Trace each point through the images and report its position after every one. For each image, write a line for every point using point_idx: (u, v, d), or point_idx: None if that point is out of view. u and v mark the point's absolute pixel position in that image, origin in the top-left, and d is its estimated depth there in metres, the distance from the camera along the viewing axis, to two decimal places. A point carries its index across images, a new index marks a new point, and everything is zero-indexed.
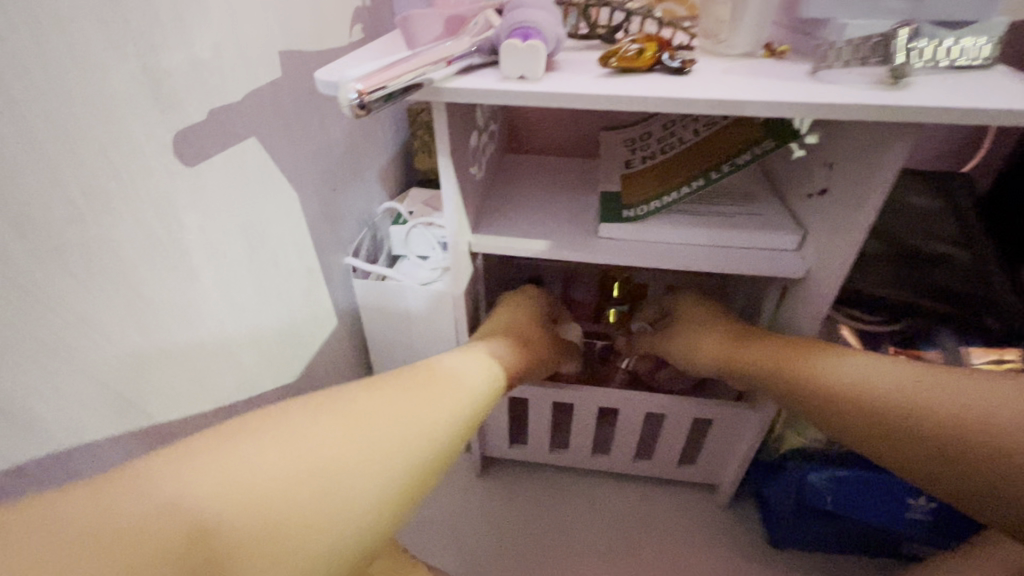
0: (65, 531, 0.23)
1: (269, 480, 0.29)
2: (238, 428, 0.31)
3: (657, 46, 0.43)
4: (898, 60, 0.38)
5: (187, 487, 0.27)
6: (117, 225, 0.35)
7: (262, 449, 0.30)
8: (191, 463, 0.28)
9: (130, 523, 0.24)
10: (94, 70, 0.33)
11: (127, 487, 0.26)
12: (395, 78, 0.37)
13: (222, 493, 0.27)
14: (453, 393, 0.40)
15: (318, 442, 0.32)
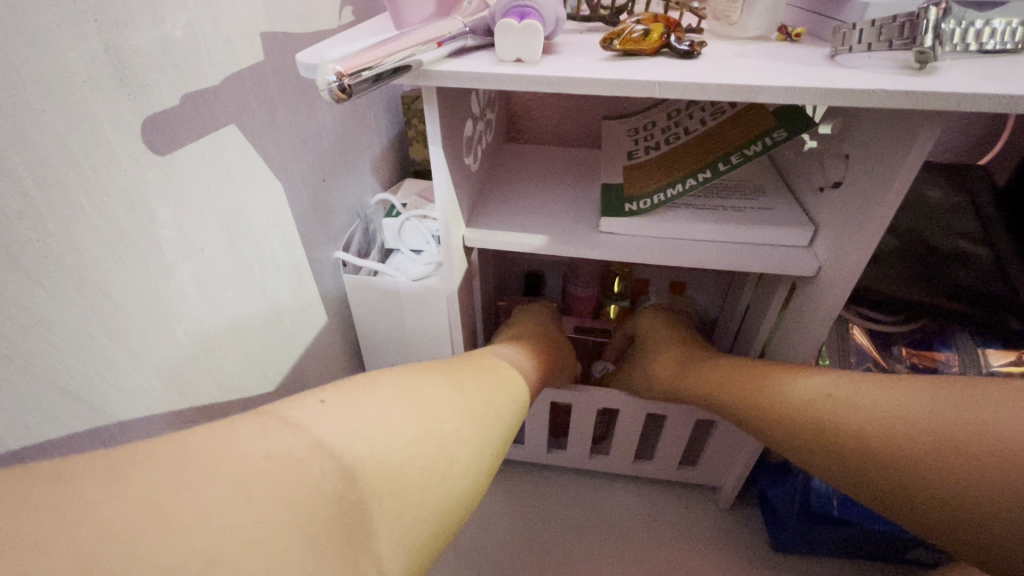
0: (242, 457, 0.26)
1: (375, 435, 0.31)
2: (363, 385, 0.35)
3: (664, 26, 0.40)
4: (926, 41, 0.35)
5: (332, 429, 0.30)
6: (78, 218, 0.32)
7: (384, 403, 0.34)
8: (329, 411, 0.31)
9: (294, 454, 0.27)
10: (49, 50, 0.30)
11: (281, 430, 0.29)
12: (379, 60, 0.34)
13: (359, 434, 0.31)
14: (510, 388, 0.45)
15: (425, 405, 0.35)
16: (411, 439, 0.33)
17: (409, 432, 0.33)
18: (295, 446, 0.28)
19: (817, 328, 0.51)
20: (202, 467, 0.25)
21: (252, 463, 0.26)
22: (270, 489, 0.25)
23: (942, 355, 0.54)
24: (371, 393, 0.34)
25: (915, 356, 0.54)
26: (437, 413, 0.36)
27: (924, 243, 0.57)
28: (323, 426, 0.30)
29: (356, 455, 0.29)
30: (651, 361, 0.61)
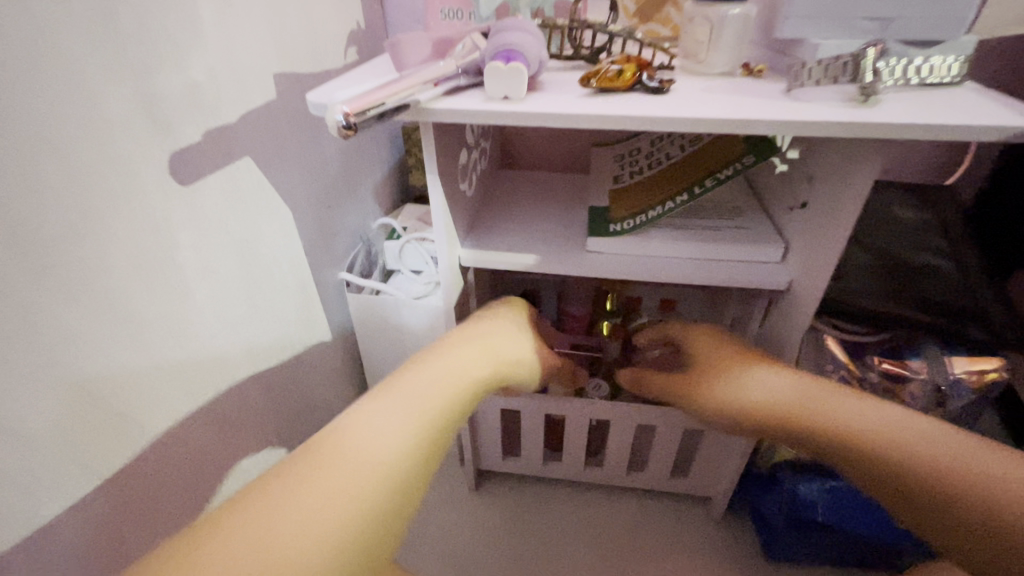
0: (315, 497, 0.29)
1: (339, 502, 0.30)
2: (315, 445, 0.33)
3: (637, 66, 0.44)
4: (865, 79, 0.40)
5: (291, 517, 0.28)
6: (110, 242, 0.36)
7: (406, 403, 0.36)
8: (284, 495, 0.29)
9: (350, 476, 0.31)
10: (89, 96, 0.34)
11: (245, 535, 0.27)
12: (383, 100, 0.38)
13: (395, 441, 0.34)
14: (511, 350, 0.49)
15: (438, 393, 0.38)
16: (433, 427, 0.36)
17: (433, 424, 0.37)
18: (345, 472, 0.31)
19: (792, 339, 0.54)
20: (284, 516, 0.28)
21: (329, 498, 0.29)
22: (350, 516, 0.29)
23: (912, 362, 0.55)
24: (320, 453, 0.32)
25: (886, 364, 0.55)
26: (452, 396, 0.39)
27: (893, 258, 0.61)
28: (280, 516, 0.28)
29: (401, 460, 0.33)
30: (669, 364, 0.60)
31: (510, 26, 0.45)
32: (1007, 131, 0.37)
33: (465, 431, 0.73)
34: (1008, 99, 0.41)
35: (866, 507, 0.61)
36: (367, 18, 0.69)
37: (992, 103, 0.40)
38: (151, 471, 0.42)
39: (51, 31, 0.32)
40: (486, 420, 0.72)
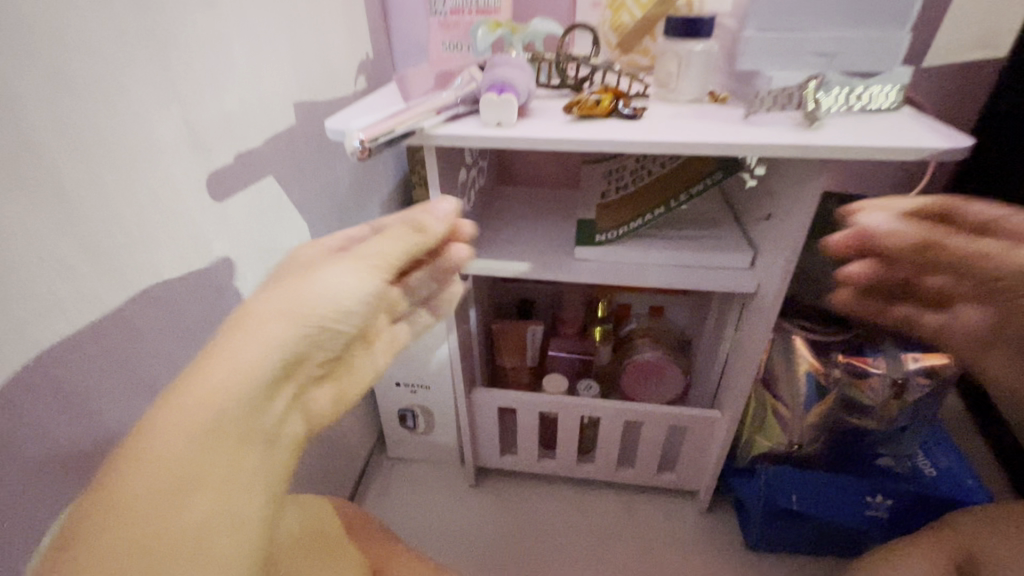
0: (174, 462, 0.26)
1: (255, 397, 0.29)
2: (195, 369, 0.28)
3: (614, 96, 0.51)
4: (809, 106, 0.46)
5: (202, 416, 0.27)
6: (160, 251, 0.42)
7: (299, 306, 0.31)
8: (188, 406, 0.27)
9: (211, 415, 0.27)
10: (148, 127, 0.40)
11: (157, 454, 0.26)
12: (393, 127, 0.45)
13: (259, 368, 0.29)
14: (391, 251, 0.36)
15: (283, 318, 0.31)
16: (287, 355, 0.30)
17: (279, 356, 0.30)
18: (189, 411, 0.27)
19: (761, 337, 0.59)
20: (147, 489, 0.25)
21: (191, 459, 0.26)
22: (243, 459, 0.28)
23: (872, 359, 0.61)
24: (211, 362, 0.29)
25: (851, 361, 0.62)
26: (307, 320, 0.32)
27: None
28: (183, 430, 0.27)
29: (275, 386, 0.30)
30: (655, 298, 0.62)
31: (503, 62, 0.51)
32: (929, 151, 0.42)
33: (464, 428, 0.78)
34: (936, 122, 0.47)
35: (832, 492, 0.66)
36: (375, 49, 0.76)
37: (922, 126, 0.46)
38: None
39: (119, 74, 0.38)
40: (484, 418, 0.78)
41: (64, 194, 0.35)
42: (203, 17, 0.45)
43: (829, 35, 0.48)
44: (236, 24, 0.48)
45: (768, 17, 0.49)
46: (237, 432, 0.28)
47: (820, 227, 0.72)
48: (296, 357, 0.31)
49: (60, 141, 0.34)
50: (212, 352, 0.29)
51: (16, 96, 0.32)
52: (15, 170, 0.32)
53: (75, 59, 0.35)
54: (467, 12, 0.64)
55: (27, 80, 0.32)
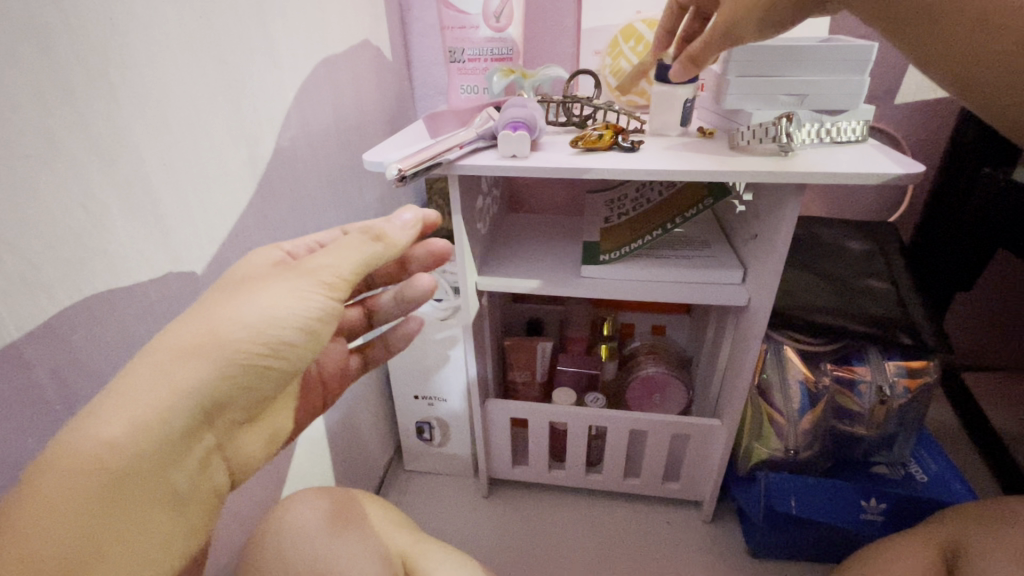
0: (74, 523, 0.29)
1: (162, 437, 0.31)
2: (106, 402, 0.30)
3: (614, 131, 0.58)
4: (783, 139, 0.53)
5: (112, 451, 0.30)
6: (224, 264, 0.49)
7: (218, 349, 0.33)
8: (94, 439, 0.29)
9: (108, 477, 0.30)
10: (223, 160, 0.48)
11: (66, 480, 0.29)
12: (424, 159, 0.52)
13: (169, 426, 0.31)
14: (344, 266, 0.38)
15: (207, 360, 0.32)
16: (202, 405, 0.32)
17: (184, 408, 0.32)
18: (89, 470, 0.29)
19: (754, 346, 0.64)
20: (50, 539, 0.28)
21: (89, 521, 0.29)
22: (150, 515, 0.32)
23: (858, 368, 0.67)
24: (127, 395, 0.31)
25: (839, 371, 0.67)
26: (232, 362, 0.33)
27: (842, 280, 0.72)
28: (89, 464, 0.29)
29: (187, 443, 0.33)
30: (641, 297, 0.68)
31: (518, 103, 0.59)
32: (888, 177, 0.49)
33: (479, 438, 0.82)
34: (897, 152, 0.54)
35: (829, 497, 0.69)
36: (399, 93, 0.85)
37: (883, 155, 0.53)
38: None
39: (204, 116, 0.45)
40: (497, 428, 0.82)
41: (159, 216, 0.42)
42: (265, 67, 0.53)
43: (799, 79, 0.56)
44: (289, 73, 0.57)
45: (747, 63, 0.57)
46: (144, 470, 0.31)
47: (807, 247, 0.78)
48: (214, 403, 0.33)
49: (157, 170, 0.41)
50: (128, 382, 0.31)
51: (128, 132, 0.39)
52: (125, 193, 0.39)
53: (171, 103, 0.42)
54: (483, 59, 0.72)
55: (138, 120, 0.39)
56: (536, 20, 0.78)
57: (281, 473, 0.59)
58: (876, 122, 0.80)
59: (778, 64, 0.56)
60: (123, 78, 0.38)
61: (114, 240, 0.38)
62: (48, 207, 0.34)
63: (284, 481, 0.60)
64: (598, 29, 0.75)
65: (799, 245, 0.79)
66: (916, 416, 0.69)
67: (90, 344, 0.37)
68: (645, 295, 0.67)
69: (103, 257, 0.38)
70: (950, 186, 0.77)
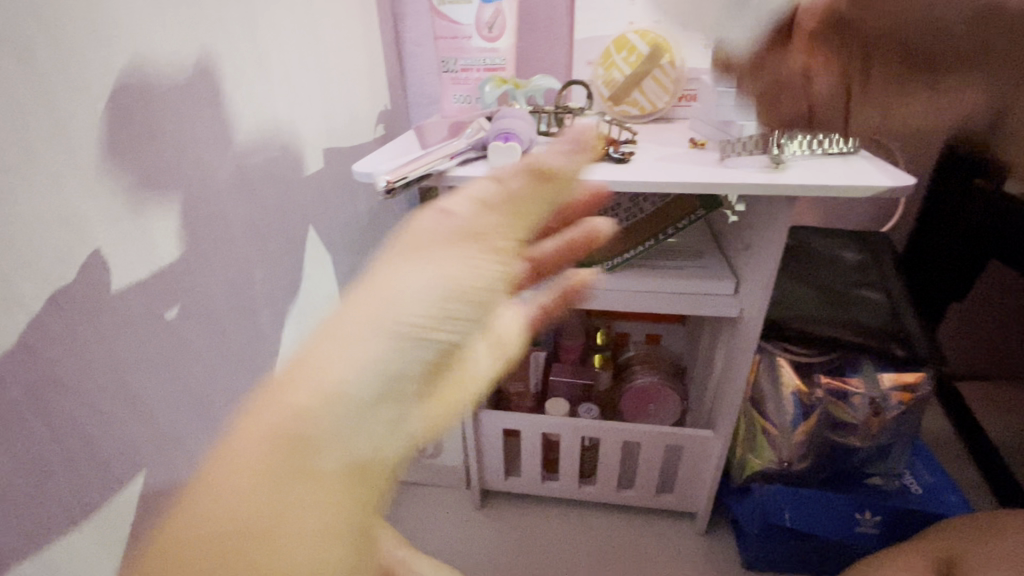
0: (302, 512, 0.24)
1: (362, 411, 0.25)
2: (310, 361, 0.25)
3: (605, 142, 0.58)
4: (774, 151, 0.53)
5: (292, 419, 0.24)
6: (211, 276, 0.48)
7: (391, 310, 0.26)
8: (284, 404, 0.24)
9: (297, 458, 0.24)
10: (208, 170, 0.47)
11: (241, 446, 0.24)
12: (412, 171, 0.52)
13: (362, 400, 0.25)
14: (514, 213, 0.29)
15: (381, 326, 0.26)
16: (389, 381, 0.26)
17: (412, 369, 0.26)
18: (263, 454, 0.24)
19: (746, 357, 0.64)
20: (231, 519, 0.23)
21: (321, 514, 0.24)
22: (378, 506, 0.26)
23: (852, 380, 0.66)
24: (306, 357, 0.26)
25: (832, 383, 0.66)
26: (407, 327, 0.26)
27: (835, 291, 0.72)
28: (288, 437, 0.24)
29: (388, 426, 0.26)
30: (632, 309, 0.67)
31: (509, 114, 0.59)
32: (880, 189, 0.49)
33: (471, 448, 0.81)
34: (887, 165, 0.54)
35: (824, 508, 0.68)
36: (392, 101, 0.85)
37: (873, 168, 0.53)
38: None
39: (189, 126, 0.45)
40: (490, 439, 0.81)
41: (143, 227, 0.41)
42: (254, 77, 0.53)
43: None
44: (279, 83, 0.57)
45: (737, 75, 0.57)
46: (356, 453, 0.25)
47: (800, 257, 0.78)
48: (400, 379, 0.26)
49: (140, 181, 0.41)
50: (339, 340, 0.26)
51: (110, 142, 0.38)
52: (108, 205, 0.38)
53: (156, 115, 0.42)
54: (476, 69, 0.72)
55: (122, 131, 0.39)
56: (529, 30, 0.78)
57: None
58: None
59: None
60: (105, 89, 0.38)
61: (95, 254, 0.37)
62: (26, 221, 0.33)
63: None
64: (591, 39, 0.75)
65: (793, 255, 0.79)
66: (911, 427, 0.69)
67: (72, 359, 0.36)
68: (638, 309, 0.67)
69: (83, 270, 0.37)
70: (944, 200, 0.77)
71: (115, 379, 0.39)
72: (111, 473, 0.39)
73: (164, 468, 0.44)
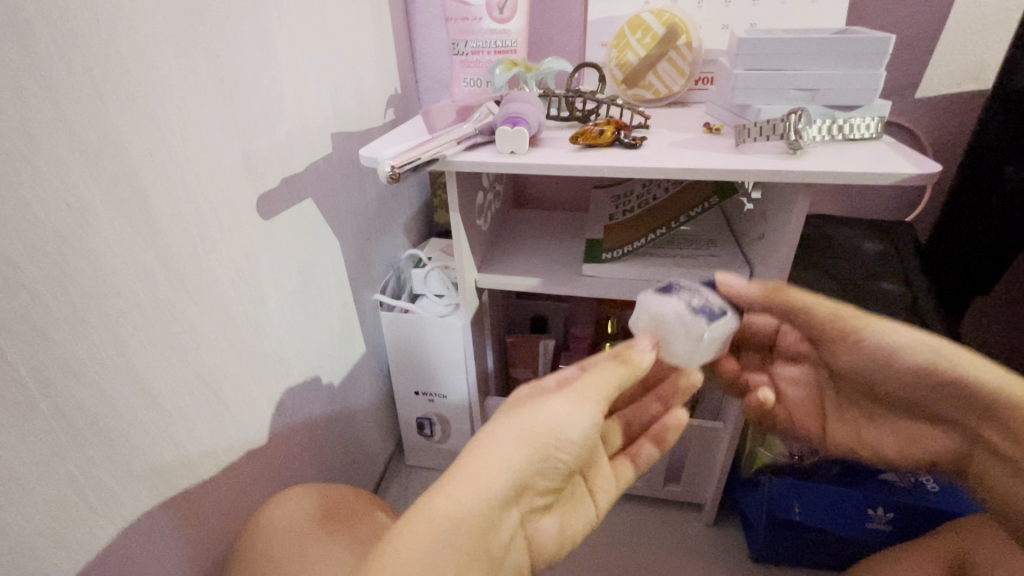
0: None
1: (493, 510, 0.34)
2: (463, 471, 0.34)
3: (616, 126, 0.56)
4: (791, 137, 0.51)
5: (454, 509, 0.33)
6: (218, 261, 0.48)
7: (525, 440, 0.35)
8: (449, 500, 0.33)
9: (459, 544, 0.32)
10: (213, 154, 0.47)
11: (409, 530, 0.32)
12: (417, 156, 0.51)
13: (494, 504, 0.34)
14: (607, 382, 0.39)
15: (519, 446, 0.35)
16: (515, 489, 0.35)
17: (539, 486, 0.37)
18: (436, 544, 0.31)
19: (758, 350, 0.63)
20: None
21: None
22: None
23: None
24: (462, 463, 0.35)
25: None
26: (543, 452, 0.36)
27: (854, 282, 0.70)
28: (448, 522, 0.32)
29: (502, 519, 0.35)
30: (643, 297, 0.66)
31: (517, 98, 0.58)
32: (903, 177, 0.47)
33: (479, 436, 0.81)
34: (911, 150, 0.51)
35: (834, 503, 0.67)
36: (402, 85, 0.84)
37: (897, 154, 0.51)
38: (233, 447, 0.52)
39: (193, 109, 0.45)
40: None
41: (148, 211, 0.41)
42: (259, 61, 0.52)
43: (809, 73, 0.54)
44: (285, 67, 0.56)
45: (754, 57, 0.55)
46: (484, 542, 0.33)
47: (818, 247, 0.76)
48: (521, 488, 0.35)
49: (144, 164, 0.41)
50: (483, 453, 0.35)
51: (113, 125, 0.38)
52: (112, 189, 0.38)
53: (159, 99, 0.42)
54: (486, 52, 0.71)
55: (124, 114, 0.39)
56: (541, 12, 0.76)
57: (274, 470, 0.59)
58: (893, 118, 0.77)
59: (787, 57, 0.54)
60: (107, 71, 0.38)
61: (98, 237, 0.37)
62: (29, 204, 0.33)
63: (280, 476, 0.60)
64: (604, 20, 0.73)
65: (811, 244, 0.77)
66: None
67: (76, 340, 0.36)
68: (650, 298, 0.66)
69: (86, 252, 0.37)
70: (970, 190, 0.73)
71: (123, 360, 0.40)
72: (120, 453, 0.40)
73: (174, 450, 0.45)
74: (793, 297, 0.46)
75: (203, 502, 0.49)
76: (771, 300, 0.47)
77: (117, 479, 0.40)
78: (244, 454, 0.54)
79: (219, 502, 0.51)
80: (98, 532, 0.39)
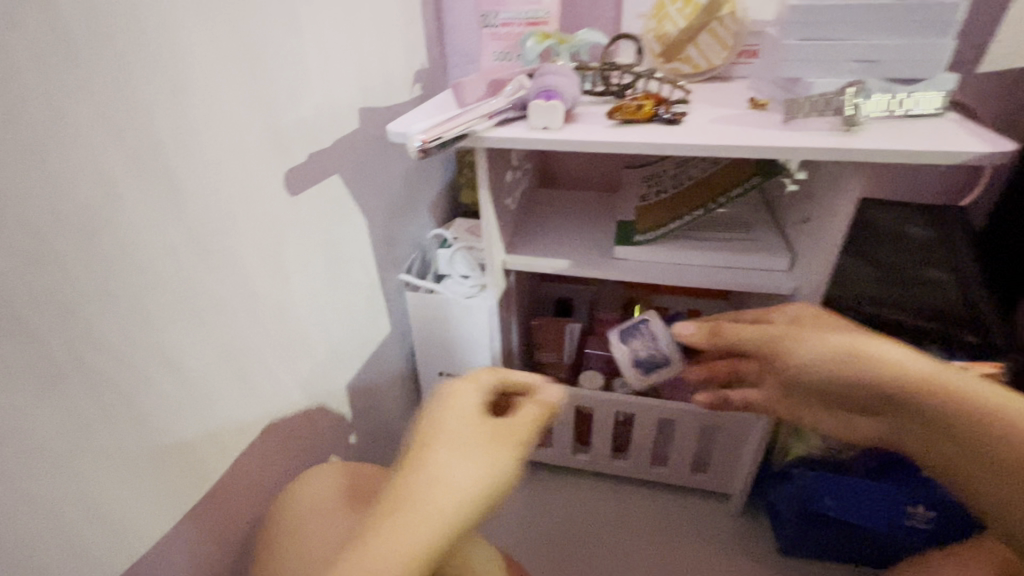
0: None
1: (445, 528, 0.40)
2: (417, 497, 0.40)
3: (655, 101, 0.53)
4: (848, 111, 0.47)
5: (410, 530, 0.39)
6: (245, 237, 0.48)
7: (471, 467, 0.43)
8: (400, 521, 0.39)
9: (431, 563, 0.39)
10: (240, 128, 0.46)
11: (369, 552, 0.37)
12: (447, 131, 0.49)
13: (450, 524, 0.40)
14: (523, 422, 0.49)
15: (466, 474, 0.43)
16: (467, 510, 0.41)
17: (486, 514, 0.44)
18: (404, 557, 0.38)
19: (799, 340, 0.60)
20: None
21: None
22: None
23: None
24: (416, 490, 0.41)
25: None
26: (485, 481, 0.43)
27: (902, 270, 0.66)
28: (403, 539, 0.38)
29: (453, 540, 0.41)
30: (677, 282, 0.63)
31: (551, 71, 0.55)
32: (973, 156, 0.43)
33: None
34: (980, 128, 0.47)
35: (871, 498, 0.64)
36: (429, 60, 0.82)
37: (963, 131, 0.47)
38: (260, 423, 0.52)
39: (219, 81, 0.44)
40: None
41: (174, 185, 0.40)
42: (286, 32, 0.51)
43: (868, 43, 0.50)
44: (312, 38, 0.55)
45: (808, 25, 0.51)
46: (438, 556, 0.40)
47: (864, 232, 0.72)
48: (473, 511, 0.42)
49: (171, 137, 0.40)
50: (436, 481, 0.41)
51: (139, 96, 0.37)
52: (138, 162, 0.38)
53: (186, 69, 0.41)
54: (517, 23, 0.68)
55: (151, 85, 0.38)
56: None
57: (300, 448, 0.59)
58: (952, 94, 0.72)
59: (845, 26, 0.50)
60: (132, 39, 0.37)
61: (125, 211, 0.37)
62: (56, 175, 0.33)
63: (305, 453, 0.61)
64: None
65: (856, 229, 0.73)
66: None
67: (103, 314, 0.36)
68: (685, 284, 0.63)
69: (113, 227, 0.36)
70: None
71: (150, 336, 0.40)
72: (149, 428, 0.40)
73: (202, 426, 0.45)
74: (733, 333, 0.51)
75: (230, 478, 0.49)
76: (719, 342, 0.52)
77: (145, 453, 0.40)
78: (271, 431, 0.54)
79: (245, 478, 0.51)
80: (128, 502, 0.39)
